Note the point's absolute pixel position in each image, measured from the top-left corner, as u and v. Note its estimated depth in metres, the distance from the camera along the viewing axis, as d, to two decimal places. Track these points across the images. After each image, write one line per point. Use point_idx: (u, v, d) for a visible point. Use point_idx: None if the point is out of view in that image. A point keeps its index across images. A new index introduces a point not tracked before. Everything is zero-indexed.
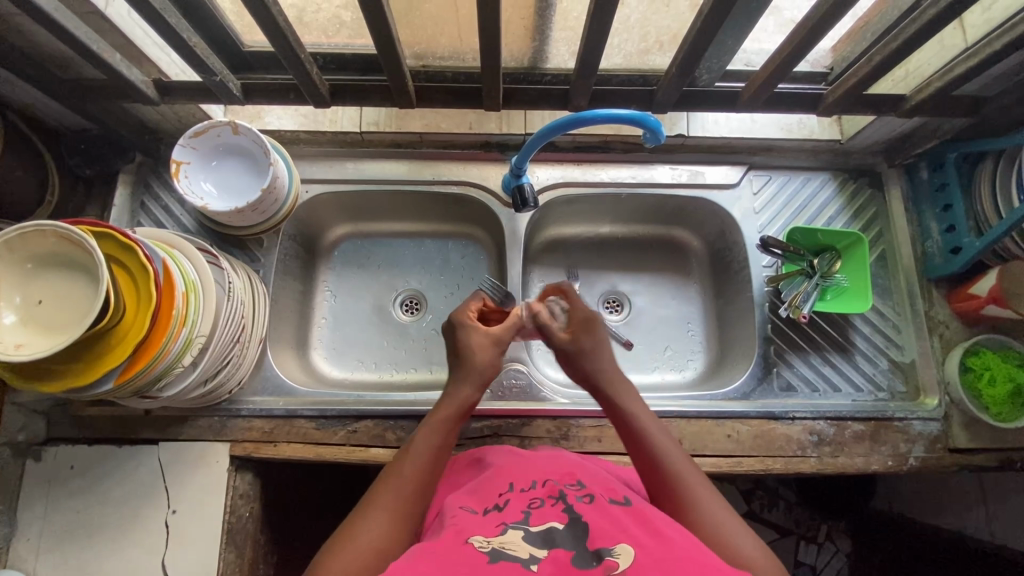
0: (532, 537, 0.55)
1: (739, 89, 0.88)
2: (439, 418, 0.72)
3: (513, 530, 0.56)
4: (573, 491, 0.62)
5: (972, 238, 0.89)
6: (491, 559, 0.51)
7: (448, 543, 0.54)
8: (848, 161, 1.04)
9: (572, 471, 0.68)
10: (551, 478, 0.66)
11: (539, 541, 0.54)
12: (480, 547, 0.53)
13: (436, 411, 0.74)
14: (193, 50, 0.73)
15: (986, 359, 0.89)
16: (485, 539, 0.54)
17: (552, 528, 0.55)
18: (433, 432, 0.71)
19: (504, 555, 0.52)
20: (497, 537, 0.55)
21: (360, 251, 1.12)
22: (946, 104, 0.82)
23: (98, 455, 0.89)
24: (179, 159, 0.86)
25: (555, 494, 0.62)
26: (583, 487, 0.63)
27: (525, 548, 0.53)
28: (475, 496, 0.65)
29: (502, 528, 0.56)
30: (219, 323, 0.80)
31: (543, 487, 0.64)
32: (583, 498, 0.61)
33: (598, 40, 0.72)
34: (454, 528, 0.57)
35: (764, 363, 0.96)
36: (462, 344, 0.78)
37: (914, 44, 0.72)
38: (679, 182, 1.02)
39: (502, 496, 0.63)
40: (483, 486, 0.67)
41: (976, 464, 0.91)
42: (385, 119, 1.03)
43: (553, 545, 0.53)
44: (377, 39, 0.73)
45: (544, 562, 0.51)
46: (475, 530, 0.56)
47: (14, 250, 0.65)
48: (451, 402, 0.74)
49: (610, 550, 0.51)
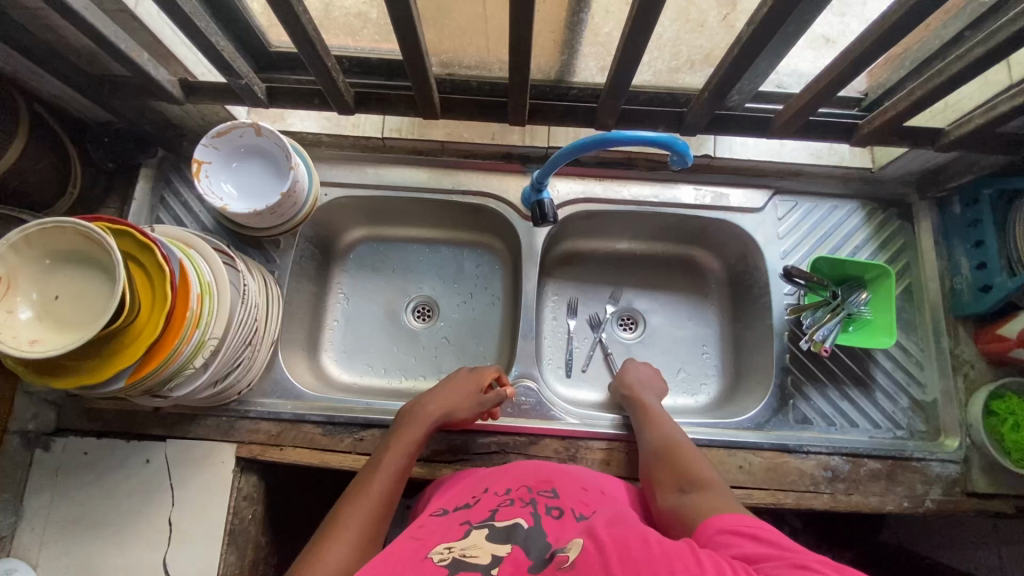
0: (494, 537, 0.57)
1: (771, 114, 0.85)
2: (404, 440, 0.78)
3: (476, 532, 0.58)
4: (545, 501, 0.64)
5: (1004, 278, 0.86)
6: (451, 570, 0.51)
7: (413, 554, 0.55)
8: (879, 191, 1.01)
9: (548, 478, 0.70)
10: (526, 485, 0.68)
11: (500, 539, 0.56)
12: (440, 560, 0.53)
13: (404, 431, 0.80)
14: (221, 55, 0.72)
15: (1011, 404, 0.86)
16: (445, 551, 0.55)
17: (516, 524, 0.59)
18: (396, 454, 0.76)
19: (465, 564, 0.52)
20: (458, 545, 0.55)
21: (376, 256, 1.12)
22: (986, 142, 0.79)
23: (107, 448, 0.89)
24: (201, 159, 0.86)
25: (526, 498, 0.64)
26: (555, 497, 0.65)
27: (486, 553, 0.54)
28: (449, 501, 0.68)
29: (465, 532, 0.58)
30: (232, 326, 0.80)
31: (517, 492, 0.66)
32: (552, 510, 0.62)
33: (632, 61, 0.71)
34: (422, 539, 0.58)
35: (780, 394, 0.93)
36: (456, 392, 0.85)
37: (959, 80, 0.69)
38: (702, 203, 1.00)
39: (474, 500, 0.66)
40: (457, 493, 0.69)
41: (993, 510, 0.88)
42: (408, 126, 1.01)
43: (512, 546, 0.55)
44: (406, 50, 0.73)
45: (504, 562, 0.53)
46: (440, 539, 0.57)
47: (32, 246, 0.65)
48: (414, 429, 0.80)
49: (562, 548, 0.55)
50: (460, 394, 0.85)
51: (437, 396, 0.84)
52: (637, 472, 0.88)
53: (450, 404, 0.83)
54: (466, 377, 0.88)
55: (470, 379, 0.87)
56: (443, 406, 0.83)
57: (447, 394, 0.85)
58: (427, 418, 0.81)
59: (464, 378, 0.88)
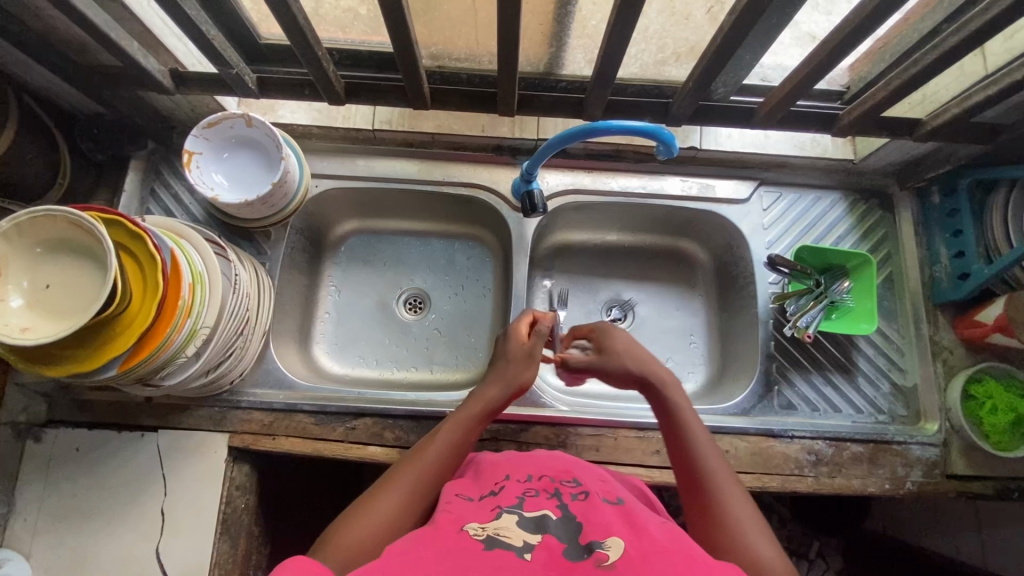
0: (525, 524, 0.55)
1: (754, 105, 0.87)
2: (468, 411, 0.73)
3: (507, 516, 0.57)
4: (569, 489, 0.63)
5: (981, 265, 0.89)
6: (485, 546, 0.51)
7: (443, 530, 0.54)
8: (861, 182, 1.03)
9: (567, 469, 0.69)
10: (547, 475, 0.67)
11: (532, 527, 0.55)
12: (475, 535, 0.53)
13: (467, 403, 0.74)
14: (211, 43, 0.73)
15: (989, 388, 0.89)
16: (479, 527, 0.55)
17: (545, 516, 0.57)
18: (454, 425, 0.71)
19: (499, 542, 0.52)
20: (490, 524, 0.55)
21: (367, 248, 1.12)
22: (963, 131, 0.81)
23: (99, 438, 0.89)
24: (191, 150, 0.86)
25: (551, 489, 0.63)
26: (578, 484, 0.64)
27: (518, 535, 0.53)
28: (471, 484, 0.66)
29: (496, 515, 0.57)
30: (223, 315, 0.81)
31: (538, 481, 0.65)
32: (577, 496, 0.61)
33: (618, 51, 0.72)
34: (452, 514, 0.58)
35: (765, 381, 0.95)
36: (510, 353, 0.77)
37: (935, 69, 0.71)
38: (689, 194, 1.02)
39: (498, 485, 0.65)
40: (478, 477, 0.68)
41: (972, 491, 0.91)
42: (398, 118, 1.03)
43: (544, 533, 0.54)
44: (395, 40, 0.74)
45: (537, 549, 0.52)
46: (471, 517, 0.57)
47: (23, 235, 0.66)
48: (480, 397, 0.74)
49: (601, 542, 0.52)
50: (515, 357, 0.76)
51: (494, 366, 0.77)
52: (626, 457, 0.89)
53: (504, 374, 0.75)
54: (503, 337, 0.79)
55: (510, 334, 0.78)
56: (500, 379, 0.75)
57: (505, 363, 0.76)
58: (487, 391, 0.74)
59: (513, 341, 0.78)
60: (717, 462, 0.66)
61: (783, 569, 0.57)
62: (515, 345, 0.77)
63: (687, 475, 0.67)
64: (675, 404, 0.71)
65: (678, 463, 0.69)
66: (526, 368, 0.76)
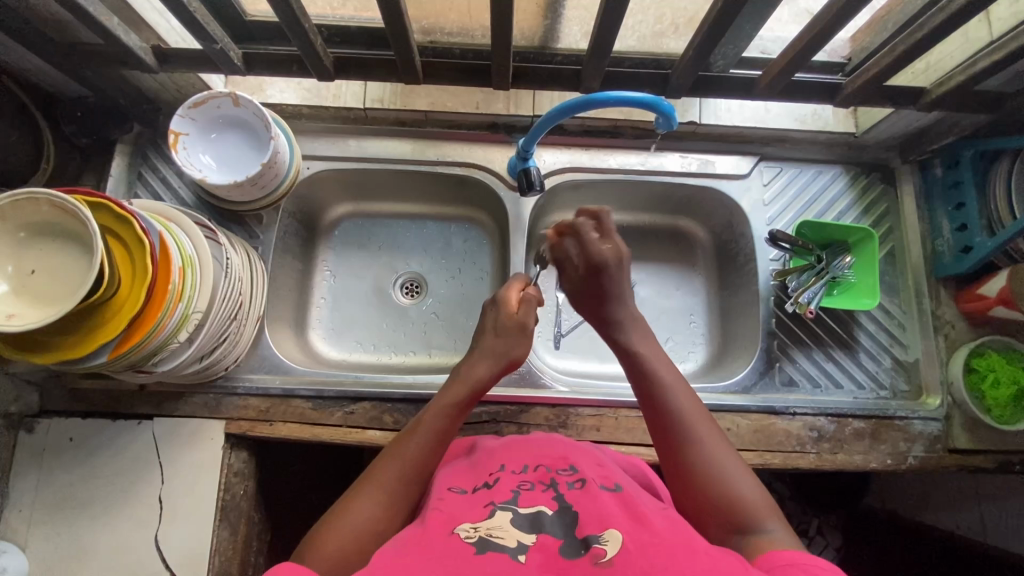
0: (520, 521, 0.54)
1: (755, 77, 0.85)
2: (449, 396, 0.71)
3: (501, 513, 0.55)
4: (565, 478, 0.61)
5: (984, 237, 0.88)
6: (477, 550, 0.50)
7: (434, 530, 0.53)
8: (862, 156, 1.01)
9: (564, 456, 0.67)
10: (543, 463, 0.65)
11: (527, 526, 0.54)
12: (467, 538, 0.52)
13: (449, 388, 0.72)
14: (193, 16, 0.70)
15: (991, 361, 0.88)
16: (471, 528, 0.53)
17: (540, 512, 0.55)
18: (440, 411, 0.69)
19: (492, 544, 0.51)
20: (483, 524, 0.54)
21: (361, 232, 1.10)
22: (966, 99, 0.79)
23: (93, 428, 0.88)
24: (178, 130, 0.84)
25: (546, 479, 0.61)
26: (575, 472, 0.63)
27: (512, 535, 0.52)
28: (466, 476, 0.65)
29: (489, 512, 0.56)
30: (216, 300, 0.79)
31: (534, 472, 0.63)
32: (573, 484, 0.60)
33: (615, 20, 0.70)
34: (444, 514, 0.56)
35: (766, 358, 0.95)
36: (495, 329, 0.76)
37: (941, 33, 0.70)
38: (689, 171, 1.00)
39: (492, 477, 0.63)
40: (473, 468, 0.67)
41: (974, 465, 0.90)
42: (390, 95, 1.00)
43: (540, 532, 0.53)
44: (385, 13, 0.71)
45: (532, 550, 0.51)
46: (463, 516, 0.55)
47: (6, 219, 0.64)
48: (462, 380, 0.72)
49: (599, 537, 0.51)
50: (504, 332, 0.76)
51: (480, 343, 0.76)
52: (627, 437, 0.89)
53: (490, 351, 0.74)
54: (493, 305, 0.79)
55: (497, 304, 0.78)
56: (488, 356, 0.74)
57: (493, 338, 0.76)
58: (474, 372, 0.73)
59: (503, 310, 0.77)
60: (683, 400, 0.66)
61: (760, 502, 0.59)
62: (504, 317, 0.77)
63: (655, 417, 0.66)
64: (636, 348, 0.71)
65: (645, 408, 0.68)
66: (520, 340, 0.76)
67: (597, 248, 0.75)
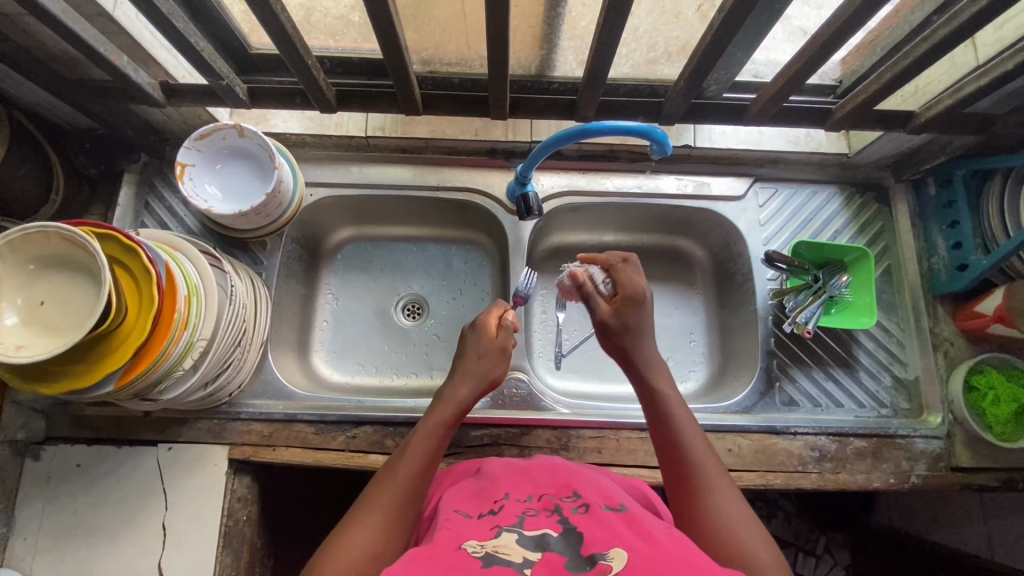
0: (525, 541, 0.55)
1: (747, 102, 0.87)
2: (434, 418, 0.73)
3: (507, 535, 0.56)
4: (569, 503, 0.62)
5: (979, 256, 0.89)
6: (485, 563, 0.51)
7: (441, 545, 0.54)
8: (856, 176, 1.03)
9: (568, 483, 0.67)
10: (547, 491, 0.65)
11: (532, 545, 0.54)
12: (474, 552, 0.53)
13: (433, 410, 0.74)
14: (200, 54, 0.73)
15: (991, 378, 0.89)
16: (478, 544, 0.54)
17: (545, 534, 0.56)
18: (426, 433, 0.71)
19: (498, 559, 0.52)
20: (490, 541, 0.55)
21: (363, 255, 1.12)
22: (956, 122, 0.81)
23: (98, 454, 0.89)
24: (184, 161, 0.86)
25: (550, 506, 0.62)
26: (579, 497, 0.63)
27: (518, 552, 0.53)
28: (472, 499, 0.65)
29: (496, 533, 0.57)
30: (220, 327, 0.80)
31: (538, 500, 0.64)
32: (578, 509, 0.61)
33: (608, 51, 0.72)
34: (450, 532, 0.57)
35: (766, 378, 0.95)
36: (475, 348, 0.80)
37: (925, 62, 0.71)
38: (684, 192, 1.02)
39: (497, 504, 0.63)
40: (479, 491, 0.67)
41: (978, 483, 0.90)
42: (391, 124, 1.01)
43: (546, 550, 0.54)
44: (385, 47, 0.74)
45: (539, 565, 0.52)
46: (470, 535, 0.56)
47: (16, 252, 0.65)
48: (444, 403, 0.75)
49: (604, 554, 0.51)
50: (483, 354, 0.79)
51: (461, 364, 0.79)
52: (628, 458, 0.89)
53: (473, 372, 0.78)
54: (472, 329, 0.83)
55: (479, 327, 0.82)
56: (469, 378, 0.77)
57: (474, 360, 0.79)
58: (456, 392, 0.76)
59: (484, 335, 0.81)
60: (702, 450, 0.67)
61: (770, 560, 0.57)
62: (485, 340, 0.81)
63: (671, 460, 0.67)
64: (662, 394, 0.73)
65: (665, 452, 0.69)
66: (498, 362, 0.80)
67: (632, 281, 0.82)
